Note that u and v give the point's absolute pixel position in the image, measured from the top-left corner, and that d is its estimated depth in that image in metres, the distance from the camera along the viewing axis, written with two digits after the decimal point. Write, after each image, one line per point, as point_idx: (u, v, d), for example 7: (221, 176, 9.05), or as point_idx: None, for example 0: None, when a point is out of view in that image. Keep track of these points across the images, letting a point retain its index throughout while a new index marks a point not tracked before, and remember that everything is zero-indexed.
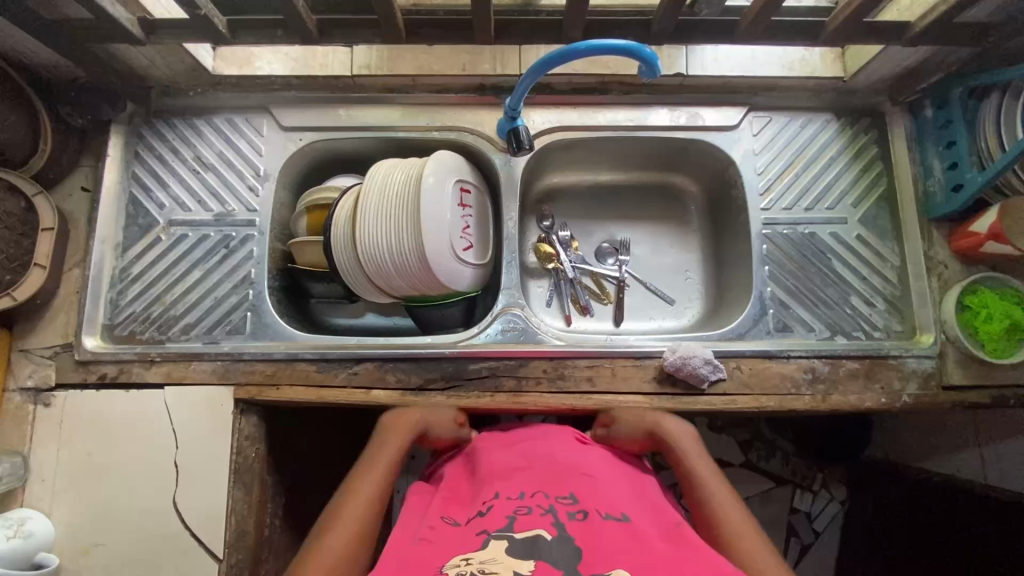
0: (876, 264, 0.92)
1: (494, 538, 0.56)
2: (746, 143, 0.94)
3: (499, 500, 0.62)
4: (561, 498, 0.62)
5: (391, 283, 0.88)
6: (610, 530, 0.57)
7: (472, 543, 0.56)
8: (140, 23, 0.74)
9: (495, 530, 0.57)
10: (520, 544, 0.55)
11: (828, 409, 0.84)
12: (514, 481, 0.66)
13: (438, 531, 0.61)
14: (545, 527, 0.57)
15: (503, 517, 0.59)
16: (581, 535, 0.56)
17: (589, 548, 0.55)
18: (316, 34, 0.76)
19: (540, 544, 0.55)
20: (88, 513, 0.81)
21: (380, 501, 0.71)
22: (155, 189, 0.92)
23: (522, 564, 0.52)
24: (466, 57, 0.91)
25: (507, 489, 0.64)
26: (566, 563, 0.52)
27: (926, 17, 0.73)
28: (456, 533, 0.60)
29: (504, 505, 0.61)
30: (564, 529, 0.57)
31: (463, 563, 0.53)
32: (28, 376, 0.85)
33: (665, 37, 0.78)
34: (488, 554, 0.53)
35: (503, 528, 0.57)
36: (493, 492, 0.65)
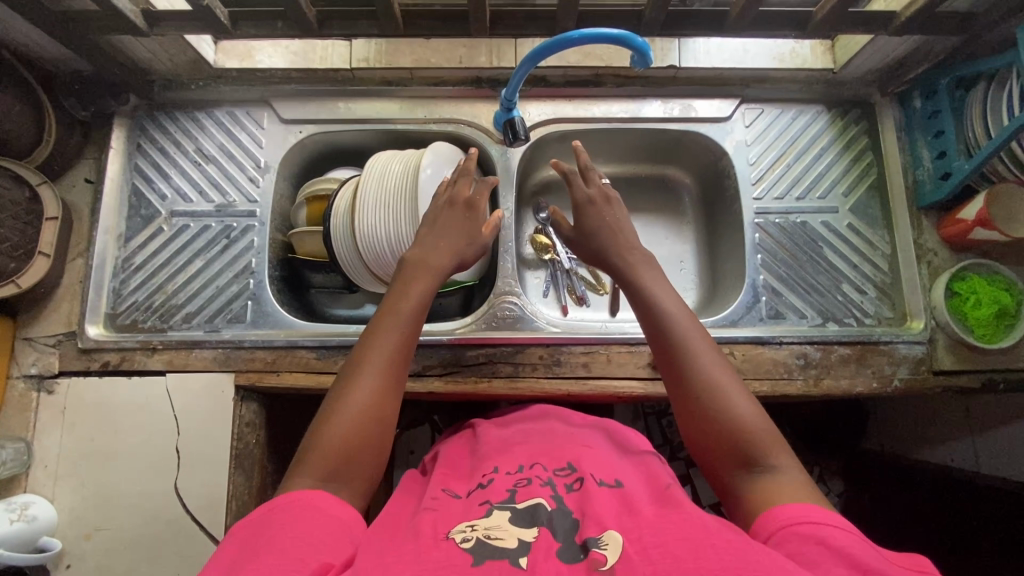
0: (867, 252, 0.93)
1: (496, 509, 0.56)
2: (739, 133, 0.96)
3: (500, 476, 0.63)
4: (561, 472, 0.63)
5: (390, 272, 0.90)
6: (608, 497, 0.58)
7: (476, 512, 0.56)
8: (142, 15, 0.75)
9: (498, 501, 0.58)
10: (521, 513, 0.55)
11: (820, 393, 0.86)
12: (514, 458, 0.67)
13: (441, 501, 0.61)
14: (546, 498, 0.58)
15: (503, 489, 0.60)
16: (578, 504, 0.57)
17: (586, 513, 0.55)
18: (316, 25, 0.78)
19: (539, 513, 0.55)
20: (90, 497, 0.82)
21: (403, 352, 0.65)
22: (157, 180, 0.94)
23: (524, 531, 0.52)
24: (463, 51, 0.93)
25: (506, 465, 0.66)
26: (563, 530, 0.53)
27: (911, 7, 0.75)
28: (458, 503, 0.60)
29: (504, 479, 0.62)
30: (563, 500, 0.58)
31: (469, 530, 0.52)
32: (31, 363, 0.86)
33: (657, 28, 0.79)
34: (490, 521, 0.54)
35: (505, 500, 0.58)
36: (493, 469, 0.66)
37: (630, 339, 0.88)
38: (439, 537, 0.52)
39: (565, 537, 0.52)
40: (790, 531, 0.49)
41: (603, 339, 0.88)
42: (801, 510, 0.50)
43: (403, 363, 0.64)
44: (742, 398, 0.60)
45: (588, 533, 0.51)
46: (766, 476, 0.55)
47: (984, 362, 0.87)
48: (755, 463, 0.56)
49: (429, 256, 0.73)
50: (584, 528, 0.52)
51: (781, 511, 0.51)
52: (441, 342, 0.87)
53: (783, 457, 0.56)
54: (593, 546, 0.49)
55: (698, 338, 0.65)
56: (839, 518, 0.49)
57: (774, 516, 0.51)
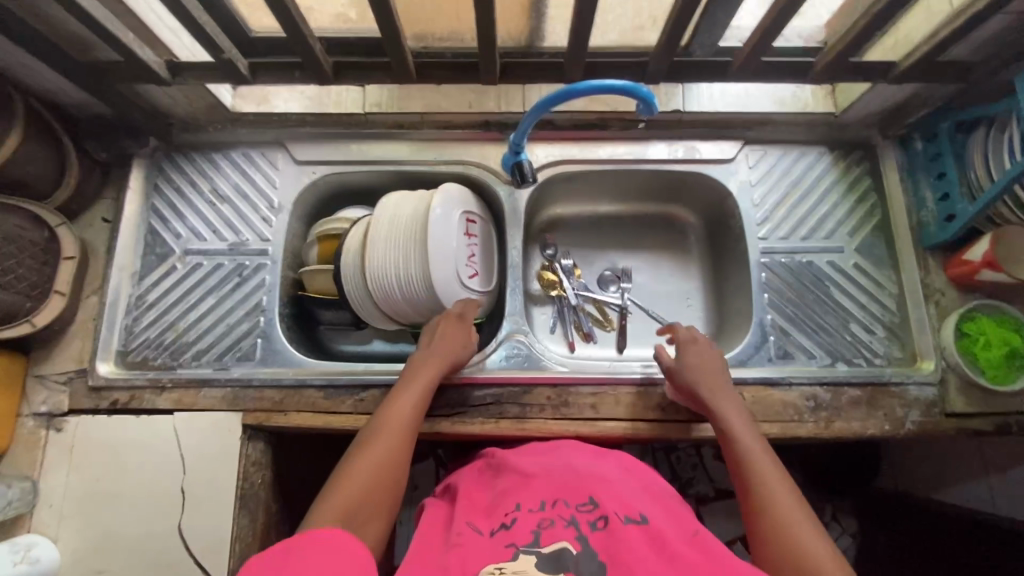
0: (874, 292, 0.93)
1: (522, 553, 0.56)
2: (743, 175, 0.97)
3: (521, 513, 0.61)
4: (582, 505, 0.61)
5: (399, 311, 0.90)
6: (635, 536, 0.57)
7: (501, 554, 0.57)
8: (166, 66, 0.79)
9: (523, 545, 0.57)
10: (549, 559, 0.56)
11: (831, 436, 0.85)
12: (535, 490, 0.64)
13: (467, 536, 0.60)
14: (570, 540, 0.57)
15: (528, 530, 0.59)
16: (604, 546, 0.56)
17: (612, 558, 0.55)
18: (331, 75, 0.81)
19: (565, 558, 0.56)
20: (93, 539, 0.82)
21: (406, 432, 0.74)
22: (172, 220, 0.96)
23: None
24: (474, 96, 0.97)
25: (529, 498, 0.63)
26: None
27: (909, 57, 0.77)
28: (483, 539, 0.59)
29: (527, 516, 0.61)
30: (588, 541, 0.57)
31: (498, 571, 0.55)
32: (41, 402, 0.87)
33: (661, 76, 0.82)
34: (518, 564, 0.55)
35: (530, 543, 0.58)
36: (514, 505, 0.63)
37: (638, 379, 0.88)
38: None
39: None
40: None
41: (612, 378, 0.88)
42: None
43: (404, 448, 0.72)
44: (806, 522, 0.61)
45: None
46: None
47: (998, 405, 0.86)
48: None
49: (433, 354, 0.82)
50: (610, 574, 0.54)
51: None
52: (448, 383, 0.87)
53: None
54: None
55: (765, 463, 0.68)
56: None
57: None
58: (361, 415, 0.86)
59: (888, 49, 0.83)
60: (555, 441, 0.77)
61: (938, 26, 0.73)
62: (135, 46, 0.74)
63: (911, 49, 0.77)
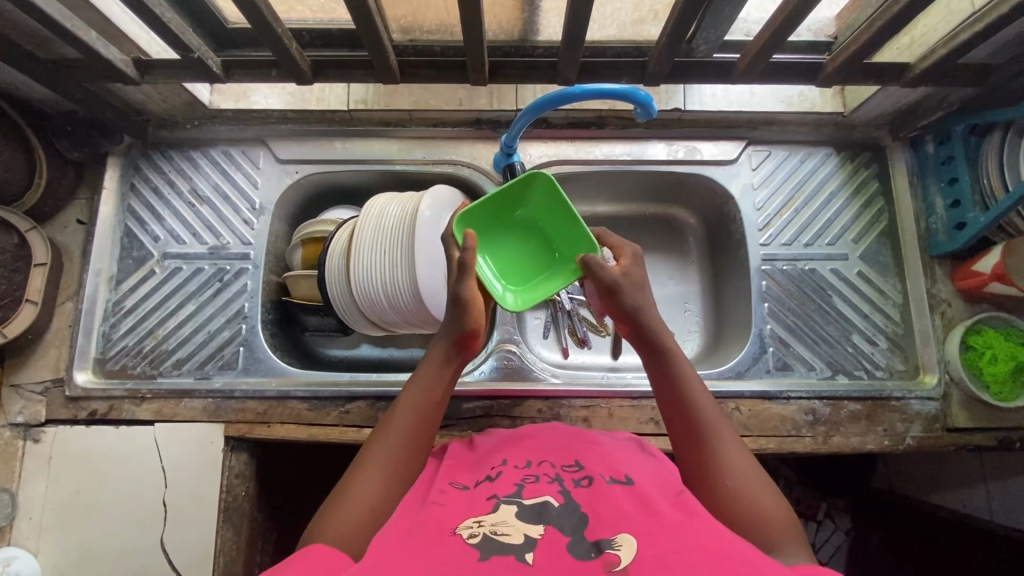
0: (878, 302, 0.90)
1: (502, 504, 0.51)
2: (745, 177, 0.93)
3: (506, 470, 0.58)
4: (566, 466, 0.57)
5: (385, 318, 0.87)
6: (620, 495, 0.52)
7: (482, 507, 0.51)
8: (134, 64, 0.75)
9: (505, 496, 0.53)
10: (530, 509, 0.50)
11: (829, 452, 0.83)
12: (522, 453, 0.61)
13: (448, 495, 0.55)
14: (553, 495, 0.52)
15: (511, 484, 0.55)
16: (586, 500, 0.51)
17: (597, 512, 0.49)
18: (310, 74, 0.76)
19: (547, 510, 0.50)
20: (74, 553, 0.80)
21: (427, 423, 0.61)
22: (150, 222, 0.92)
23: (531, 527, 0.48)
24: (463, 92, 0.92)
25: (515, 460, 0.60)
26: (572, 526, 0.48)
27: (926, 59, 0.73)
28: (462, 498, 0.54)
29: (511, 473, 0.56)
30: (572, 495, 0.52)
31: (476, 525, 0.49)
32: (17, 412, 0.84)
33: (662, 78, 0.77)
34: (498, 517, 0.49)
35: (512, 495, 0.53)
36: (500, 463, 0.60)
37: (631, 393, 0.85)
38: (445, 531, 0.48)
39: (574, 531, 0.48)
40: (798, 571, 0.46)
41: (605, 391, 0.85)
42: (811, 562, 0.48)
43: (415, 460, 0.59)
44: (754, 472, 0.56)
45: (600, 533, 0.47)
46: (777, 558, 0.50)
47: (999, 420, 0.84)
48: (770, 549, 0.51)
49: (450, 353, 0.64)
50: (594, 526, 0.48)
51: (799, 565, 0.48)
52: None
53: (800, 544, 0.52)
54: (606, 545, 0.46)
55: (710, 410, 0.60)
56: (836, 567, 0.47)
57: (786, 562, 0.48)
58: (347, 428, 0.84)
59: (903, 48, 0.78)
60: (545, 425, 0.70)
61: (959, 27, 0.69)
62: (98, 44, 0.69)
63: (929, 50, 0.73)
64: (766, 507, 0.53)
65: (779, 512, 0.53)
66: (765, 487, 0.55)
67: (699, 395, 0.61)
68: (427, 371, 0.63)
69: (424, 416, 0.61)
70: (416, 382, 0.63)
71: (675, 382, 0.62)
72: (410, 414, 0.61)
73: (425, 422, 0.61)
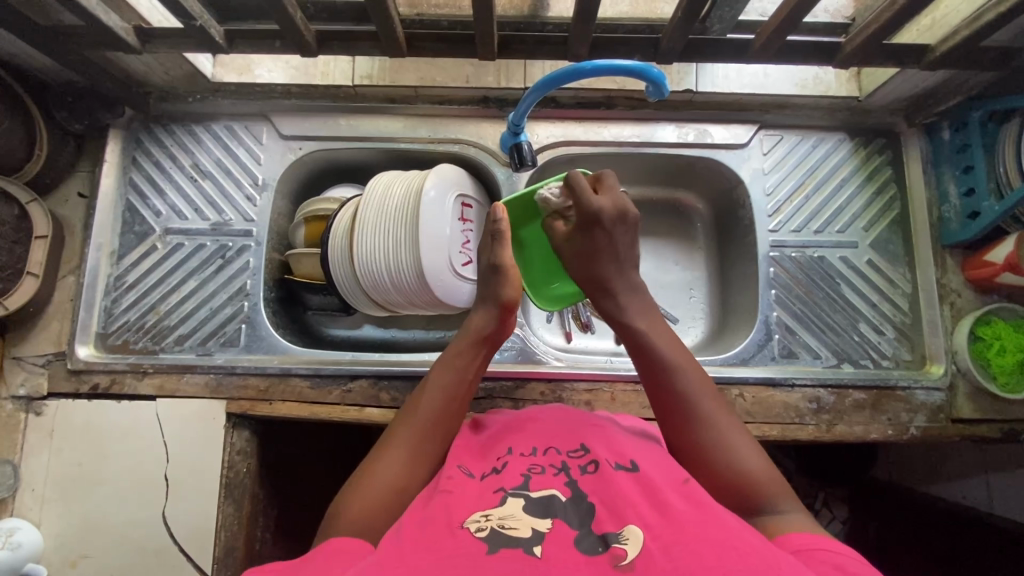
0: (887, 291, 0.89)
1: (510, 496, 0.51)
2: (756, 161, 0.92)
3: (513, 458, 0.57)
4: (572, 452, 0.57)
5: (389, 298, 0.86)
6: (626, 483, 0.51)
7: (489, 501, 0.50)
8: (136, 32, 0.73)
9: (512, 487, 0.52)
10: (537, 503, 0.50)
11: (832, 440, 0.82)
12: (528, 436, 0.60)
13: (456, 481, 0.54)
14: (560, 487, 0.52)
15: (517, 473, 0.54)
16: (594, 490, 0.51)
17: (604, 504, 0.49)
18: (315, 46, 0.75)
19: (554, 504, 0.49)
20: (76, 526, 0.80)
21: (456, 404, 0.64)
22: (151, 196, 0.91)
23: (539, 521, 0.47)
24: (470, 70, 0.90)
25: (520, 444, 0.59)
26: (580, 520, 0.48)
27: (947, 42, 0.71)
28: (470, 487, 0.53)
29: (517, 461, 0.56)
30: (580, 486, 0.52)
31: (483, 520, 0.48)
32: (19, 384, 0.84)
33: (674, 57, 0.75)
34: (505, 511, 0.49)
35: (519, 485, 0.52)
36: (505, 450, 0.59)
37: (635, 377, 0.85)
38: (453, 525, 0.47)
39: (581, 525, 0.47)
40: (807, 555, 0.44)
41: (608, 375, 0.85)
42: (816, 539, 0.46)
43: (447, 433, 0.62)
44: (739, 433, 0.56)
45: (606, 526, 0.47)
46: (770, 520, 0.50)
47: (1004, 411, 0.84)
48: (760, 510, 0.51)
49: (487, 326, 0.68)
50: (601, 519, 0.47)
51: (794, 536, 0.47)
52: None
53: (791, 501, 0.51)
54: (613, 540, 0.45)
55: (695, 378, 0.59)
56: (850, 547, 0.45)
57: (787, 543, 0.46)
58: (349, 407, 0.84)
59: (923, 30, 0.76)
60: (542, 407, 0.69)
61: (983, 8, 0.67)
62: (98, 11, 0.68)
63: (950, 33, 0.71)
64: (752, 469, 0.53)
65: (763, 473, 0.53)
66: (752, 449, 0.55)
67: (680, 359, 0.60)
68: (462, 345, 0.67)
69: (456, 389, 0.64)
70: (449, 359, 0.66)
71: (654, 356, 0.60)
72: (442, 385, 0.64)
73: (456, 397, 0.64)
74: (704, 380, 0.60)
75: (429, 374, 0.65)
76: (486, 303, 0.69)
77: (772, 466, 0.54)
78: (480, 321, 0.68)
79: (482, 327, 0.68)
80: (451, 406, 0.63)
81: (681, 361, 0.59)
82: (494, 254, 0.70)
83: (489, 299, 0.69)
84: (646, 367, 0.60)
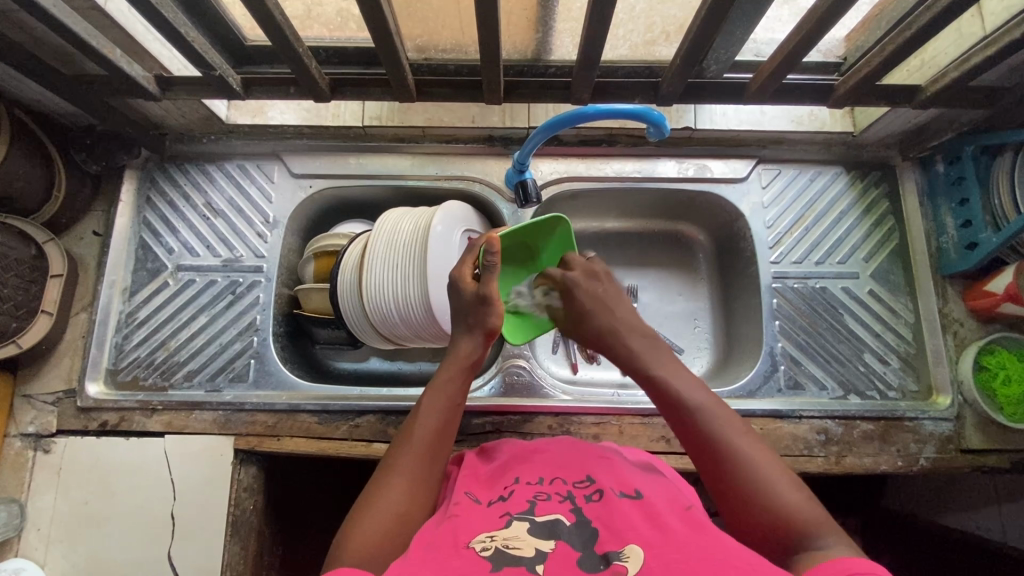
0: (889, 321, 0.90)
1: (515, 520, 0.51)
2: (755, 195, 0.94)
3: (520, 486, 0.57)
4: (578, 481, 0.57)
5: (396, 333, 0.86)
6: (631, 509, 0.51)
7: (495, 523, 0.51)
8: (156, 81, 0.77)
9: (517, 512, 0.52)
10: (542, 526, 0.50)
11: (841, 472, 0.82)
12: (535, 465, 0.61)
13: (463, 507, 0.54)
14: (565, 512, 0.52)
15: (524, 500, 0.54)
16: (598, 515, 0.51)
17: (608, 526, 0.49)
18: (328, 92, 0.78)
19: (558, 527, 0.50)
20: (80, 565, 0.80)
21: (447, 435, 0.61)
22: (164, 234, 0.93)
23: (542, 541, 0.48)
24: (476, 110, 0.93)
25: (527, 473, 0.59)
26: (583, 541, 0.48)
27: (937, 83, 0.74)
28: (476, 512, 0.53)
29: (524, 489, 0.56)
30: (584, 511, 0.52)
31: (488, 540, 0.48)
32: (29, 422, 0.85)
33: (675, 98, 0.78)
34: (510, 531, 0.49)
35: (525, 511, 0.52)
36: (512, 479, 0.59)
37: (643, 410, 0.85)
38: (459, 545, 0.48)
39: (584, 546, 0.48)
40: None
41: (616, 409, 0.85)
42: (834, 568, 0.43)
43: (441, 458, 0.60)
44: (773, 467, 0.54)
45: (608, 546, 0.47)
46: (812, 555, 0.47)
47: (1014, 441, 0.83)
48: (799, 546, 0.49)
49: (474, 352, 0.65)
50: (603, 539, 0.48)
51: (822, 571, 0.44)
52: None
53: (835, 534, 0.48)
54: (614, 557, 0.45)
55: (720, 416, 0.57)
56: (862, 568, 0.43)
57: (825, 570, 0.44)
58: (356, 442, 0.84)
59: (912, 71, 0.80)
60: (552, 440, 0.68)
61: (970, 52, 0.70)
62: (121, 61, 0.71)
63: (940, 74, 0.73)
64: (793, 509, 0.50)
65: (803, 507, 0.50)
66: (788, 485, 0.52)
67: (703, 402, 0.58)
68: (450, 372, 0.63)
69: (447, 417, 0.61)
70: (439, 385, 0.63)
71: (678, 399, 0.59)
72: (433, 415, 0.61)
73: (448, 425, 0.61)
74: (735, 421, 0.57)
75: (419, 404, 0.62)
76: (471, 329, 0.65)
77: (814, 499, 0.52)
78: (467, 348, 0.65)
79: (471, 352, 0.65)
80: (442, 435, 0.60)
81: (705, 402, 0.58)
82: (484, 317, 0.65)
83: (476, 326, 0.65)
84: (673, 418, 0.59)
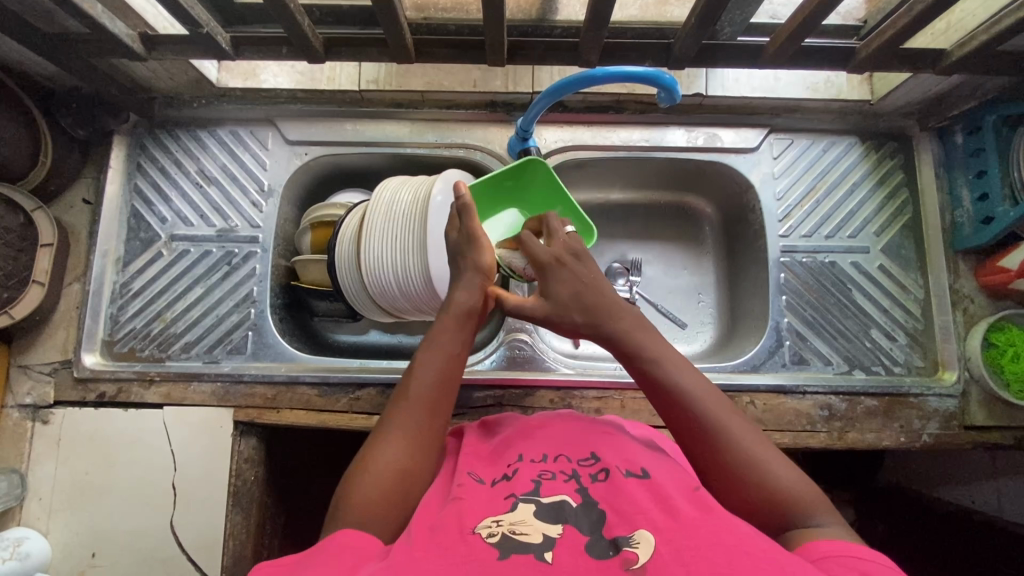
0: (899, 297, 0.88)
1: (520, 502, 0.50)
2: (766, 165, 0.91)
3: (523, 463, 0.56)
4: (583, 459, 0.56)
5: (395, 304, 0.84)
6: (638, 490, 0.50)
7: (500, 505, 0.50)
8: (140, 38, 0.72)
9: (523, 492, 0.51)
10: (549, 509, 0.49)
11: (843, 447, 0.82)
12: (538, 442, 0.60)
13: (466, 488, 0.53)
14: (570, 493, 0.51)
15: (528, 479, 0.53)
16: (606, 497, 0.50)
17: (615, 508, 0.48)
18: (322, 51, 0.74)
19: (566, 508, 0.49)
20: (83, 534, 0.80)
21: (445, 391, 0.58)
22: (156, 203, 0.90)
23: (550, 526, 0.47)
24: (478, 73, 0.89)
25: (530, 450, 0.58)
26: (590, 525, 0.47)
27: (965, 46, 0.70)
28: (481, 492, 0.52)
29: (527, 467, 0.55)
30: (590, 492, 0.51)
31: (495, 524, 0.47)
32: (26, 393, 0.84)
33: (687, 62, 0.74)
34: (517, 515, 0.48)
35: (531, 491, 0.51)
36: (516, 456, 0.58)
37: None
38: (464, 530, 0.47)
39: (592, 529, 0.47)
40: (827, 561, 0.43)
41: (619, 383, 0.84)
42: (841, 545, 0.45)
43: (440, 414, 0.58)
44: (759, 445, 0.52)
45: (617, 531, 0.46)
46: (807, 531, 0.48)
47: (1018, 418, 0.83)
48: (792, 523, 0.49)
49: (471, 300, 0.61)
50: (612, 523, 0.47)
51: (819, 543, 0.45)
52: None
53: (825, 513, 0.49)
54: (624, 543, 0.45)
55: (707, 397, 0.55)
56: (879, 553, 0.44)
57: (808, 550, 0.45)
58: (356, 415, 0.83)
59: (937, 35, 0.76)
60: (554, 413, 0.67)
61: (1001, 13, 0.66)
62: (104, 17, 0.67)
63: (969, 37, 0.69)
64: (779, 485, 0.50)
65: (794, 487, 0.50)
66: (779, 463, 0.51)
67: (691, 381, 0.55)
68: (448, 322, 0.61)
69: (446, 371, 0.59)
70: (434, 336, 0.60)
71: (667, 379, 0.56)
72: (429, 368, 0.58)
73: (447, 377, 0.59)
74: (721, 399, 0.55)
75: (415, 358, 0.60)
76: (465, 274, 0.63)
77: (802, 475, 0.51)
78: (463, 295, 0.62)
79: (469, 300, 0.62)
80: (441, 391, 0.58)
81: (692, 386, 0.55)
82: (476, 257, 0.63)
83: (468, 269, 0.63)
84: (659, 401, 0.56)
